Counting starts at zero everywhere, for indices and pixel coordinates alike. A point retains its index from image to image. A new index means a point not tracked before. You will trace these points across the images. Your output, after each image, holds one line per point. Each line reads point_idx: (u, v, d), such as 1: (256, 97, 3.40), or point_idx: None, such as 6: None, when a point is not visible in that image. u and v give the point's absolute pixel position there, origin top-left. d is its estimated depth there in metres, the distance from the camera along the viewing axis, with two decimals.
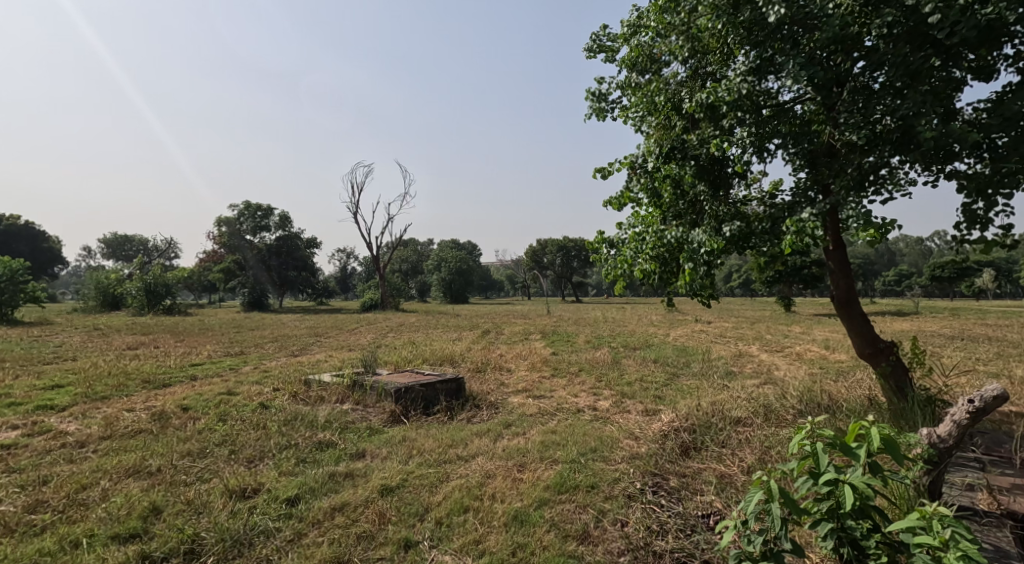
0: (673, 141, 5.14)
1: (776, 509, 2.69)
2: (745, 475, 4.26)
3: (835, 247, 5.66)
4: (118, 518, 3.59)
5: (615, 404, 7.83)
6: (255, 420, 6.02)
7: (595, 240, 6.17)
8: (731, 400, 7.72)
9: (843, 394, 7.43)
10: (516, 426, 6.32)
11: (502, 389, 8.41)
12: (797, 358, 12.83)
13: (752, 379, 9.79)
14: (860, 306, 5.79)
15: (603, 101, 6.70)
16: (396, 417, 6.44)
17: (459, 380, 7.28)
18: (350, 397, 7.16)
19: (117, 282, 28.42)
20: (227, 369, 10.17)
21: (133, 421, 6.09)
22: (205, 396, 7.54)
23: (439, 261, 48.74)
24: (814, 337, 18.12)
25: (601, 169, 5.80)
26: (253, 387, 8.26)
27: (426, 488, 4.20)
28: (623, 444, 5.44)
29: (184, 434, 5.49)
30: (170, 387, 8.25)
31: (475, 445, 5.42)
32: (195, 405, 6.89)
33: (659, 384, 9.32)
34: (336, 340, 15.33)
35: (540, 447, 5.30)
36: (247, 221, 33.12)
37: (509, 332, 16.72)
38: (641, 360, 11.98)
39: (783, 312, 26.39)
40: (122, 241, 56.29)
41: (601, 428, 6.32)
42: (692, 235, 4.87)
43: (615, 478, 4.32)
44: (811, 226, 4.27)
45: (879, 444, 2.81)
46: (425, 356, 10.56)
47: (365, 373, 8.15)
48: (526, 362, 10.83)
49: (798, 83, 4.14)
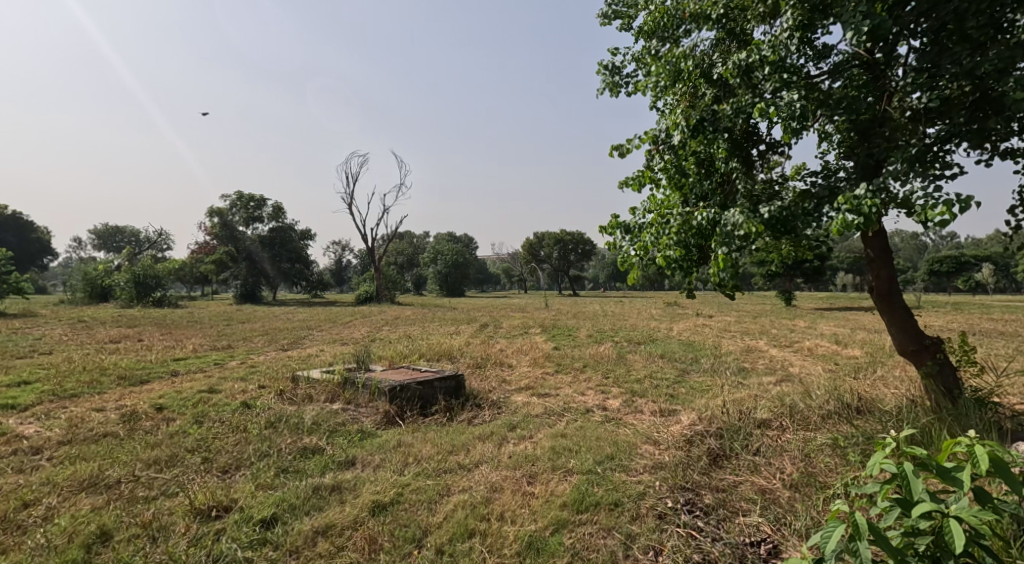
0: (702, 113, 4.57)
1: (866, 548, 2.18)
2: (789, 491, 3.75)
3: (874, 235, 5.13)
4: (57, 548, 3.06)
5: (626, 404, 7.31)
6: (235, 421, 5.47)
7: (608, 225, 5.62)
8: (751, 399, 7.20)
9: (871, 394, 6.92)
10: (522, 428, 5.79)
11: (504, 386, 7.86)
12: (809, 353, 12.35)
13: (767, 377, 9.26)
14: (903, 298, 5.24)
15: (617, 74, 6.14)
16: (391, 417, 5.90)
17: (459, 378, 6.73)
18: (340, 395, 6.61)
19: (105, 273, 27.75)
20: (212, 363, 9.59)
21: (100, 422, 5.52)
22: (183, 394, 6.97)
23: (435, 253, 48.05)
24: (822, 332, 17.66)
25: (618, 145, 5.22)
26: (236, 384, 7.68)
27: (424, 505, 3.67)
28: (643, 451, 4.92)
29: (154, 438, 4.93)
30: (148, 383, 7.67)
31: (479, 451, 4.89)
32: (171, 404, 6.32)
33: (670, 381, 8.78)
34: (328, 334, 14.77)
35: (552, 454, 4.77)
36: (240, 212, 32.29)
37: (508, 326, 16.16)
38: (647, 355, 11.45)
39: (785, 306, 25.83)
40: (112, 233, 55.36)
41: (615, 430, 5.79)
42: (726, 216, 4.26)
43: (640, 494, 3.80)
44: (869, 204, 3.68)
45: (987, 466, 2.28)
46: (422, 350, 10.00)
47: (357, 369, 7.60)
48: (527, 357, 10.30)
49: (857, 36, 3.57)
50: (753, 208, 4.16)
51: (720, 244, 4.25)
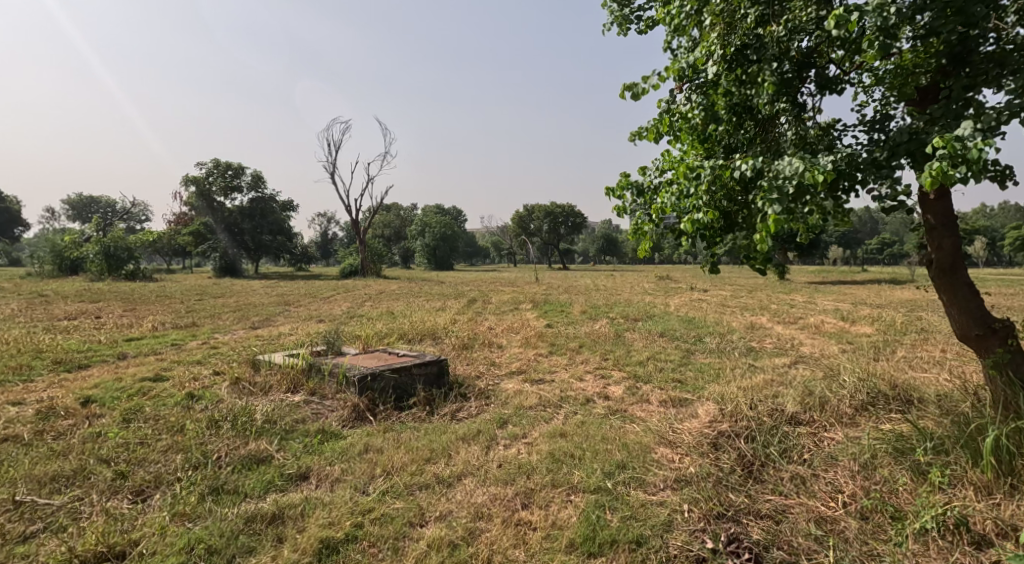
0: (743, 38, 3.66)
1: None
2: (855, 520, 2.98)
3: (935, 197, 4.27)
4: None
5: (629, 390, 6.51)
6: (171, 420, 4.58)
7: (617, 186, 4.72)
8: (770, 387, 6.41)
9: (905, 379, 6.16)
10: (514, 425, 4.97)
11: (493, 370, 7.02)
12: (817, 330, 11.62)
13: (779, 359, 8.46)
14: (967, 272, 4.39)
15: (627, 5, 5.13)
16: (361, 413, 5.04)
17: (442, 363, 5.84)
18: (303, 386, 5.71)
19: (74, 245, 26.46)
20: (169, 344, 8.65)
21: (7, 421, 4.61)
22: (123, 381, 6.04)
23: (422, 226, 46.83)
24: (824, 306, 16.99)
25: (632, 86, 4.23)
26: (189, 369, 6.75)
27: (388, 544, 2.90)
28: (660, 456, 4.12)
29: (63, 445, 4.04)
30: (88, 369, 6.72)
31: (463, 457, 4.06)
32: (103, 396, 5.40)
33: (675, 363, 7.99)
34: (306, 310, 13.83)
35: (551, 461, 3.95)
36: (217, 180, 30.46)
37: (497, 302, 15.23)
38: (647, 334, 10.62)
39: (782, 280, 25.08)
40: (87, 203, 53.68)
41: (622, 428, 4.98)
42: (779, 165, 3.31)
43: (665, 525, 3.03)
44: (982, 142, 2.76)
45: None
46: (403, 329, 9.14)
47: (327, 352, 6.72)
48: (519, 337, 9.45)
49: None
50: (815, 156, 3.21)
51: (771, 201, 3.26)
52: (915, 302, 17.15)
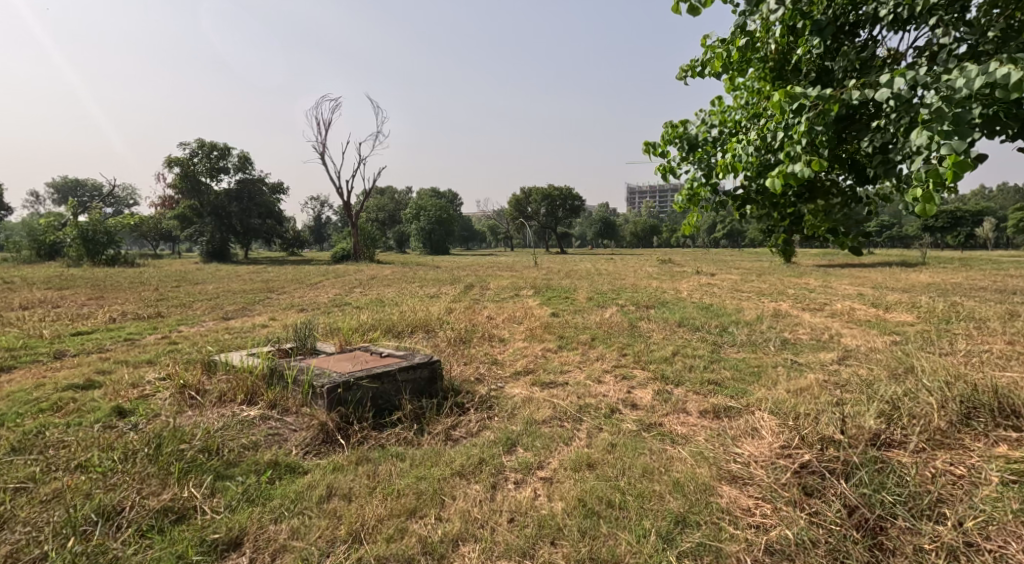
0: None
1: None
2: None
3: None
4: None
5: (660, 395, 5.40)
6: (74, 449, 3.47)
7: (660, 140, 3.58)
8: (830, 391, 5.29)
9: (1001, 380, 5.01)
10: (525, 451, 3.86)
11: (495, 371, 5.90)
12: (851, 319, 10.47)
13: (824, 354, 7.32)
14: None
15: None
16: (330, 436, 3.94)
17: (434, 366, 4.72)
18: (261, 395, 4.59)
19: (52, 229, 25.12)
20: (122, 339, 7.49)
21: None
22: (40, 389, 4.90)
23: (416, 210, 45.45)
24: (845, 290, 15.88)
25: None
26: (132, 371, 5.62)
27: None
28: (727, 500, 3.06)
29: None
30: (9, 374, 5.57)
31: (460, 507, 2.96)
32: (6, 413, 4.28)
33: (704, 360, 6.88)
34: (290, 298, 12.70)
35: (585, 513, 2.90)
36: (203, 161, 28.90)
37: (496, 288, 14.03)
38: (664, 324, 9.50)
39: (791, 264, 24.07)
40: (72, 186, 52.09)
41: (665, 452, 3.85)
42: (955, 78, 2.12)
43: None
44: None
45: None
46: (391, 320, 8.00)
47: (297, 350, 5.60)
48: (523, 328, 8.32)
49: None
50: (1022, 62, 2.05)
51: (942, 135, 2.07)
52: (941, 286, 16.04)
